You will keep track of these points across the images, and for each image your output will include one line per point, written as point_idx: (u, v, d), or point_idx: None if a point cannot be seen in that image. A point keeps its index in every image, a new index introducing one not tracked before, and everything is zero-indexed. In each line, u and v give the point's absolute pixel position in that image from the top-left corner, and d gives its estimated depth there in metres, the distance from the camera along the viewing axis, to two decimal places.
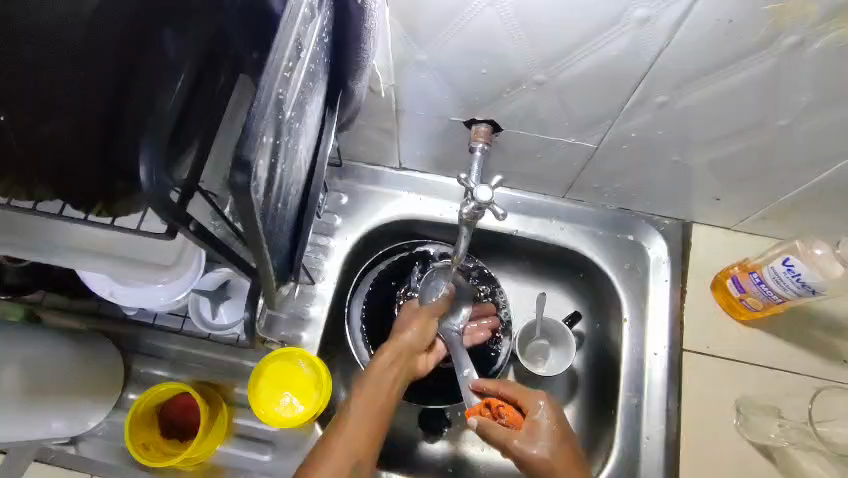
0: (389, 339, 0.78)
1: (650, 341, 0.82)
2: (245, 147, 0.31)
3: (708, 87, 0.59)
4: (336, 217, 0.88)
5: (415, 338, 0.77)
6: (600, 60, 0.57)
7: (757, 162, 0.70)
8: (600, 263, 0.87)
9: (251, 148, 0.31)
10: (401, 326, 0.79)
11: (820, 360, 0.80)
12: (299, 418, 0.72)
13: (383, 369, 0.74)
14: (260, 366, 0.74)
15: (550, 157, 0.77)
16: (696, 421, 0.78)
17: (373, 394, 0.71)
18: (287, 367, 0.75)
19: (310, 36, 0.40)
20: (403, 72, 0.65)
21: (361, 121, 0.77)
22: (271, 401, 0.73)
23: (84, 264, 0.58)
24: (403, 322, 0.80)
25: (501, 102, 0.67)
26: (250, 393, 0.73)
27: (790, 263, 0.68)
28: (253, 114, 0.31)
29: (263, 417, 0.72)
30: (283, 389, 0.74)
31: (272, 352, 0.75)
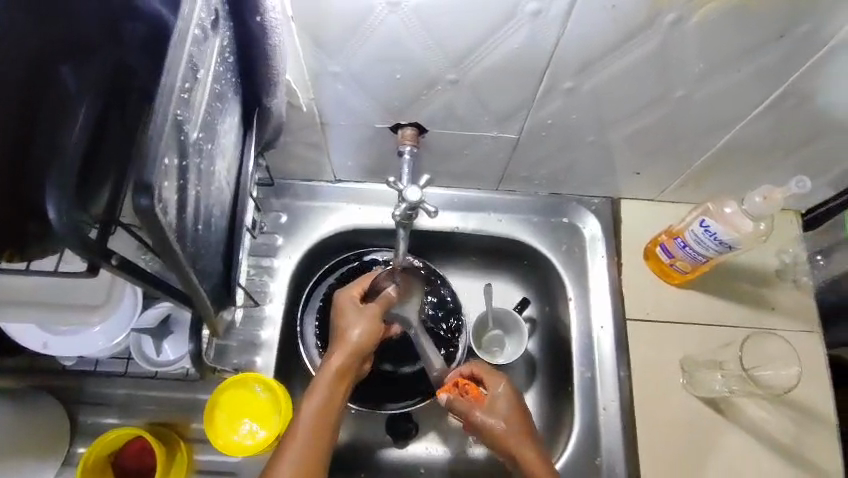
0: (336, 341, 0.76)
1: (595, 315, 0.86)
2: (147, 171, 0.31)
3: (607, 69, 0.63)
4: (277, 236, 0.88)
5: (364, 341, 0.75)
6: (505, 54, 0.60)
7: (665, 134, 0.75)
8: (541, 248, 0.90)
9: (152, 172, 0.31)
10: (348, 325, 0.76)
11: (748, 310, 0.86)
12: (260, 445, 0.71)
13: (333, 377, 0.72)
14: (213, 396, 0.73)
15: (477, 152, 0.80)
16: (647, 384, 0.81)
17: (324, 406, 0.70)
18: (242, 394, 0.74)
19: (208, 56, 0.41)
20: (321, 85, 0.66)
21: (288, 138, 0.77)
22: (229, 430, 0.72)
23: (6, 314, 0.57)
24: (350, 320, 0.77)
25: (420, 104, 0.69)
26: (207, 425, 0.72)
27: (706, 223, 0.73)
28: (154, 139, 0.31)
29: (222, 447, 0.71)
30: (241, 418, 0.73)
31: (225, 381, 0.74)
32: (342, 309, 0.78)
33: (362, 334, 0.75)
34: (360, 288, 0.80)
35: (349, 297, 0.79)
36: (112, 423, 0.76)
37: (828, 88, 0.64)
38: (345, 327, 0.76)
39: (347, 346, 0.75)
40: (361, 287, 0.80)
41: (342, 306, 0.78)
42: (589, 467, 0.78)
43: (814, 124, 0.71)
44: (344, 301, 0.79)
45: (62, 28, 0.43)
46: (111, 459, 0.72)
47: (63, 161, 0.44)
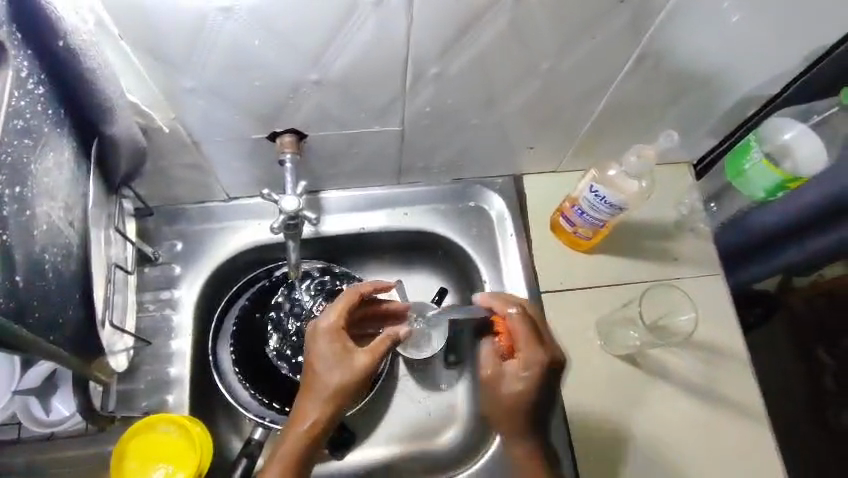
0: (309, 380, 0.69)
1: (511, 292, 0.86)
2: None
3: (468, 50, 0.62)
4: (176, 266, 0.83)
5: (348, 390, 0.68)
6: (360, 47, 0.59)
7: (545, 106, 0.76)
8: (451, 236, 0.90)
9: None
10: (328, 372, 0.68)
11: (654, 264, 0.89)
12: None
13: (311, 427, 0.66)
14: (120, 446, 0.69)
15: (365, 149, 0.78)
16: (569, 352, 0.83)
17: (299, 457, 0.65)
18: (151, 439, 0.69)
19: None
20: (178, 103, 0.62)
21: (161, 162, 0.73)
22: None
23: None
24: (331, 363, 0.68)
25: (291, 109, 0.66)
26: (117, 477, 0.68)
27: (595, 189, 0.75)
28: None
29: None
30: (153, 463, 0.69)
31: (131, 428, 0.69)
32: (317, 350, 0.69)
33: (344, 383, 0.68)
34: (339, 321, 0.72)
35: (327, 333, 0.70)
36: None
37: (683, 43, 0.66)
38: (322, 368, 0.68)
39: (326, 395, 0.67)
40: (340, 322, 0.71)
41: (318, 340, 0.70)
42: None
43: (679, 79, 0.73)
44: (320, 340, 0.70)
45: None
46: None
47: None
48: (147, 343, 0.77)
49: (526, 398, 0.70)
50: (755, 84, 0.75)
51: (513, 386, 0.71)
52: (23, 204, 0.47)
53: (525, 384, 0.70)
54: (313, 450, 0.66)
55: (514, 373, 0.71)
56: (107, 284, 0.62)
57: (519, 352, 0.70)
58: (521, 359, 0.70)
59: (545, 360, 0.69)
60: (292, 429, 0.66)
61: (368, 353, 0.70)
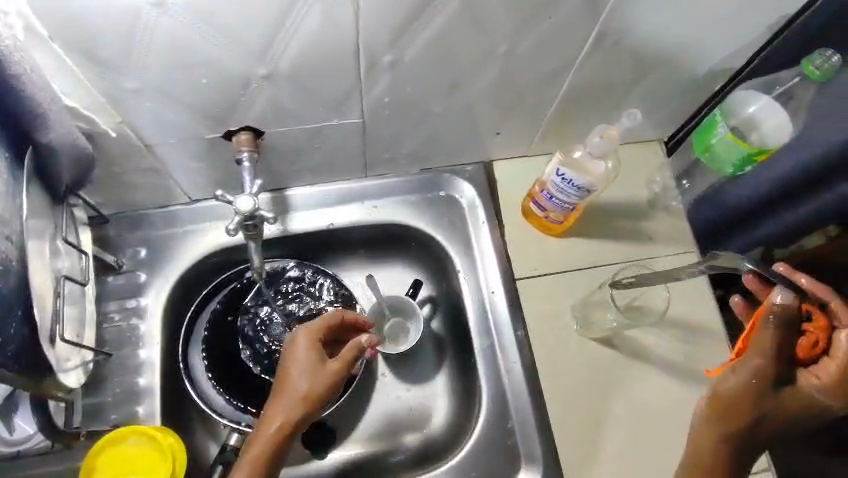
0: (281, 386, 0.69)
1: (486, 281, 0.86)
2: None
3: (420, 36, 0.61)
4: (140, 272, 0.81)
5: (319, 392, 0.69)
6: (307, 37, 0.56)
7: (508, 90, 0.74)
8: (423, 227, 0.89)
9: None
10: (301, 376, 0.69)
11: (627, 244, 0.88)
12: None
13: (278, 430, 0.66)
14: (87, 462, 0.67)
15: (327, 143, 0.76)
16: (546, 338, 0.82)
17: (263, 459, 0.65)
18: (119, 453, 0.68)
19: None
20: (122, 105, 0.60)
21: (114, 167, 0.70)
22: None
23: None
24: (304, 368, 0.70)
25: (244, 106, 0.64)
26: None
27: (562, 172, 0.74)
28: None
29: None
30: (123, 476, 0.67)
31: (97, 443, 0.68)
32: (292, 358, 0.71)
33: (315, 389, 0.69)
34: (318, 329, 0.73)
35: (302, 344, 0.71)
36: None
37: (641, 19, 0.65)
38: (295, 372, 0.69)
39: (293, 399, 0.68)
40: (316, 331, 0.73)
41: (294, 347, 0.71)
42: (504, 433, 0.78)
43: (641, 57, 0.72)
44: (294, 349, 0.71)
45: None
46: None
47: None
48: (106, 356, 0.75)
49: (776, 409, 0.55)
50: (718, 58, 0.75)
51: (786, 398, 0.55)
52: None
53: (755, 358, 0.55)
54: (279, 454, 0.66)
55: (807, 375, 0.56)
56: (58, 298, 0.60)
57: (836, 349, 0.55)
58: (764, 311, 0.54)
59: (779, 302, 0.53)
60: (261, 431, 0.66)
61: (340, 361, 0.71)
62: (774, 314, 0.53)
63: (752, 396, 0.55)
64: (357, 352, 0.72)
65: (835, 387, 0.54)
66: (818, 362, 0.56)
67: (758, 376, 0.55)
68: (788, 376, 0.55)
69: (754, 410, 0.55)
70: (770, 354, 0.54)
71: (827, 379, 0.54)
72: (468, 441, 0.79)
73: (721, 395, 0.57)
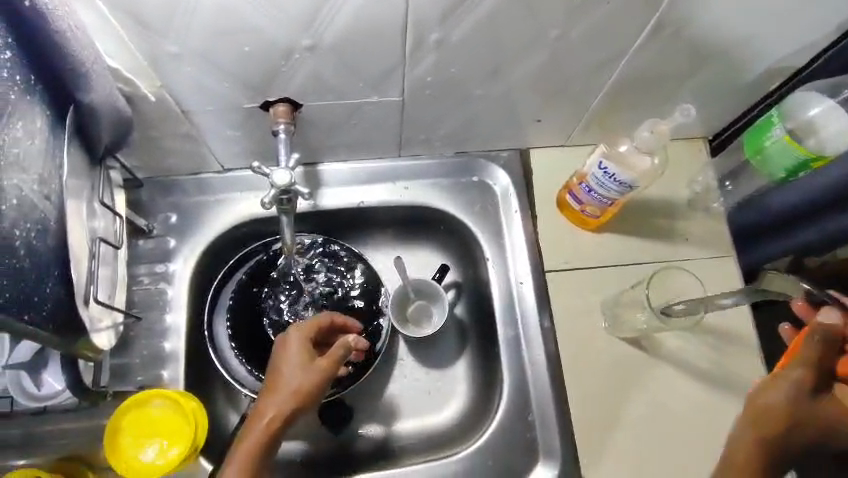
0: (272, 383, 0.70)
1: (515, 270, 0.84)
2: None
3: (471, 15, 0.58)
4: (170, 238, 0.81)
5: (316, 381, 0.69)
6: (355, 9, 0.54)
7: (555, 76, 0.71)
8: (453, 212, 0.87)
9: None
10: (290, 373, 0.69)
11: (663, 243, 0.86)
12: (171, 464, 0.67)
13: (267, 423, 0.65)
14: (113, 421, 0.68)
15: (364, 120, 0.74)
16: (573, 334, 0.80)
17: (252, 452, 0.64)
18: (145, 415, 0.69)
19: None
20: (164, 68, 0.59)
21: (150, 132, 0.70)
22: (136, 454, 0.68)
23: None
24: (293, 365, 0.70)
25: (284, 77, 0.63)
26: (110, 452, 0.67)
27: (604, 165, 0.71)
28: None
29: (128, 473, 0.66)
30: (147, 438, 0.68)
31: (123, 403, 0.69)
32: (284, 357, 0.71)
33: (302, 383, 0.68)
34: (307, 331, 0.73)
35: (289, 347, 0.72)
36: (10, 463, 0.71)
37: (706, 9, 0.61)
38: (284, 369, 0.70)
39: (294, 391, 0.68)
40: (306, 332, 0.73)
41: (283, 346, 0.72)
42: (524, 426, 0.78)
43: (699, 49, 0.68)
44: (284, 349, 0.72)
45: None
46: None
47: None
48: (136, 319, 0.76)
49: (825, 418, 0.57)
50: (781, 55, 0.70)
51: (827, 402, 0.58)
52: None
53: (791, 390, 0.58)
54: (268, 449, 0.65)
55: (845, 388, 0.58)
56: (91, 258, 0.61)
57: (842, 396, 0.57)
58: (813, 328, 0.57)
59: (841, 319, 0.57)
60: (250, 425, 0.66)
61: (327, 358, 0.71)
62: (824, 332, 0.56)
63: (792, 410, 0.57)
64: (344, 349, 0.72)
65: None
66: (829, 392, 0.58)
67: (799, 386, 0.58)
68: (825, 383, 0.58)
69: (787, 421, 0.58)
70: (813, 367, 0.57)
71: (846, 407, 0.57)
72: (486, 431, 0.78)
73: (759, 404, 0.59)
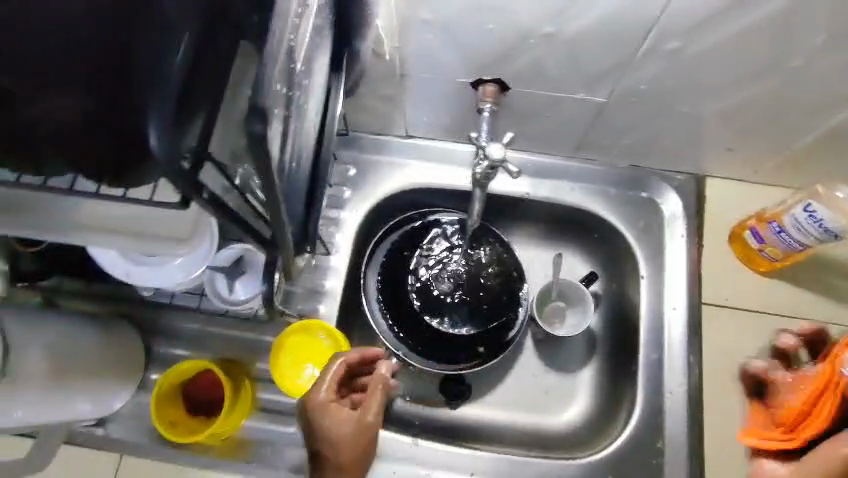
0: (330, 432, 0.64)
1: (669, 296, 0.81)
2: (261, 93, 0.29)
3: (722, 28, 0.57)
4: (346, 189, 0.87)
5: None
6: (612, 4, 0.56)
7: (775, 106, 0.68)
8: (615, 223, 0.85)
9: (264, 92, 0.30)
10: (346, 419, 0.65)
11: (836, 304, 0.80)
12: None
13: (352, 462, 0.65)
14: (278, 340, 0.75)
15: (560, 115, 0.75)
16: (718, 373, 0.79)
17: None
18: (307, 340, 0.75)
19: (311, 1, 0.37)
20: (407, 33, 0.63)
21: (364, 89, 0.75)
22: (294, 374, 0.74)
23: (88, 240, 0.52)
24: (343, 411, 0.65)
25: (509, 60, 0.65)
26: (273, 367, 0.74)
27: (812, 209, 0.69)
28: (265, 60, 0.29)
29: (286, 389, 0.73)
30: (305, 361, 0.75)
31: (289, 326, 0.75)
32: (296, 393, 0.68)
33: (365, 425, 0.65)
34: (332, 384, 0.67)
35: (314, 385, 0.68)
36: (182, 354, 0.80)
37: None
38: (339, 416, 0.65)
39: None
40: (328, 388, 0.67)
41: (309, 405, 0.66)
42: (649, 451, 0.77)
43: None
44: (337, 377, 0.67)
45: None
46: (181, 387, 0.75)
47: (161, 87, 0.39)
48: (326, 253, 0.84)
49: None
50: None
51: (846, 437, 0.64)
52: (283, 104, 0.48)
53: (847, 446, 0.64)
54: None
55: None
56: None
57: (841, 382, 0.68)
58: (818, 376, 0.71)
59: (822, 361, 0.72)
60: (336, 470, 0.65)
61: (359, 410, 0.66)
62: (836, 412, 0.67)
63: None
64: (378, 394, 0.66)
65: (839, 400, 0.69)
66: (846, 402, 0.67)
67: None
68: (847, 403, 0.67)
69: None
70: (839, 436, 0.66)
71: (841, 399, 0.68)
72: (612, 444, 0.78)
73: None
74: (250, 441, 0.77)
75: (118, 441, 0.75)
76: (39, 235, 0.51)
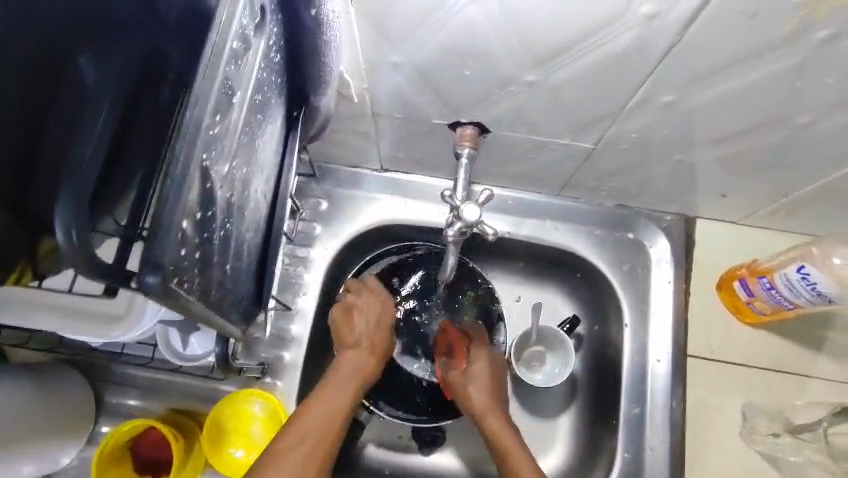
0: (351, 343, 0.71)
1: (653, 346, 0.78)
2: (157, 247, 0.27)
3: (717, 87, 0.52)
4: (316, 224, 0.81)
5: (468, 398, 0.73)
6: (600, 57, 0.50)
7: (773, 161, 0.64)
8: (599, 265, 0.81)
9: (163, 242, 0.27)
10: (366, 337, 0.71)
11: (823, 359, 0.77)
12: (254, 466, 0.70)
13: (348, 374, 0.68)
14: (221, 406, 0.71)
15: (544, 157, 0.70)
16: (699, 429, 0.76)
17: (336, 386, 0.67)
18: (241, 409, 0.71)
19: (242, 91, 0.32)
20: (378, 75, 0.57)
21: (334, 124, 0.69)
22: (241, 439, 0.71)
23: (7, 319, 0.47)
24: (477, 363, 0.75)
25: (489, 104, 0.60)
26: (223, 428, 0.71)
27: (805, 271, 0.64)
28: (167, 200, 0.27)
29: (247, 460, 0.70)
30: (246, 435, 0.71)
31: (223, 400, 0.71)
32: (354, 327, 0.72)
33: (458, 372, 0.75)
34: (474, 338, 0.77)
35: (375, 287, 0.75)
36: (135, 404, 0.74)
37: None
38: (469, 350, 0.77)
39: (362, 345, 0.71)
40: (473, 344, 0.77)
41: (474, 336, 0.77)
42: None
43: None
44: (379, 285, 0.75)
45: (142, 39, 0.41)
46: (129, 443, 0.70)
47: (75, 173, 0.37)
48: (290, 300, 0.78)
49: None
50: None
51: None
52: (250, 198, 0.40)
53: None
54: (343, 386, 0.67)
55: (780, 313, 0.74)
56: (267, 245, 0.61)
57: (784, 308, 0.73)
58: (783, 313, 0.73)
59: (783, 312, 0.73)
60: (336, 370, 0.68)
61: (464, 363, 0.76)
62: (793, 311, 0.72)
63: None
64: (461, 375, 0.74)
65: (776, 313, 0.74)
66: (783, 313, 0.73)
67: None
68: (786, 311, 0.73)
69: None
70: None
71: (784, 312, 0.73)
72: None
73: None
74: None
75: None
76: None
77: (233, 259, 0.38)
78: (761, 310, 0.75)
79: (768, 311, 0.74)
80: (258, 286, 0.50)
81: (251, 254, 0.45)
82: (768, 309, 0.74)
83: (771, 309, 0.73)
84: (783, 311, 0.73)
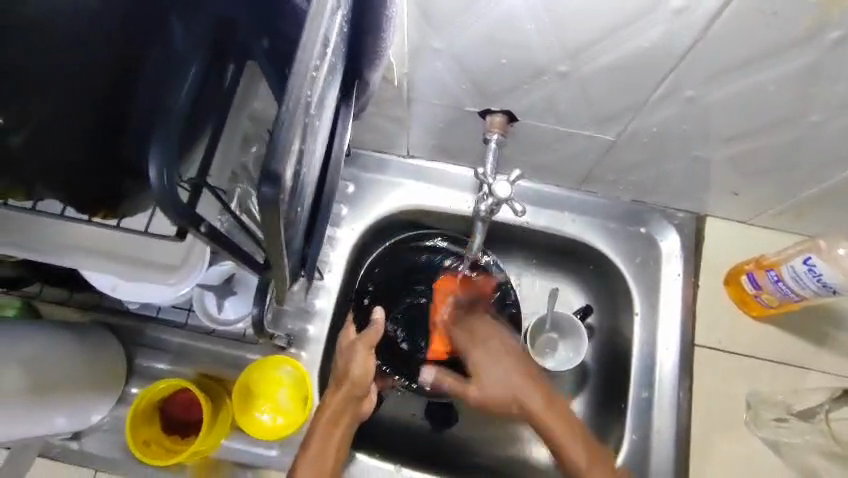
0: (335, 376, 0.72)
1: (662, 336, 0.81)
2: (275, 163, 0.30)
3: (735, 84, 0.57)
4: (342, 207, 0.85)
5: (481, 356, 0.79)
6: (628, 51, 0.54)
7: (783, 158, 0.68)
8: (611, 257, 0.84)
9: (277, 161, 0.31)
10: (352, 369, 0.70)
11: (825, 353, 0.81)
12: (277, 430, 0.72)
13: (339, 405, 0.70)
14: (249, 372, 0.75)
15: (567, 148, 0.74)
16: (704, 415, 0.79)
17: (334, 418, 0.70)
18: (268, 375, 0.75)
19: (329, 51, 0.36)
20: (420, 60, 0.61)
21: (370, 109, 0.73)
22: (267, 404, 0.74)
23: (73, 262, 0.51)
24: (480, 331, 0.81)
25: (520, 93, 0.64)
26: (250, 392, 0.74)
27: (811, 262, 0.68)
28: (281, 128, 0.30)
29: (270, 424, 0.73)
30: (271, 401, 0.74)
31: (251, 367, 0.75)
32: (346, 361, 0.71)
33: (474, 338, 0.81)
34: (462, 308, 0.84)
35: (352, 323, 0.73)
36: (163, 368, 0.78)
37: None
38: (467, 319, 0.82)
39: (348, 386, 0.70)
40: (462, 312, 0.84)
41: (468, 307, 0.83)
42: None
43: None
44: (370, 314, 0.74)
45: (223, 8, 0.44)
46: (159, 404, 0.73)
47: (166, 122, 0.40)
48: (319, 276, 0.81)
49: None
50: None
51: None
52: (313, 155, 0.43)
53: None
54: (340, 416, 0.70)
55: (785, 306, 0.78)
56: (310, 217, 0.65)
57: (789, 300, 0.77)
58: (788, 306, 0.77)
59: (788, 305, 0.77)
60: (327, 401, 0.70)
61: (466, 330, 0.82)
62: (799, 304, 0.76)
63: None
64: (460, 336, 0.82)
65: (782, 306, 0.78)
66: (788, 306, 0.77)
67: None
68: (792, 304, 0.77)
69: None
70: None
71: (790, 305, 0.77)
72: None
73: None
74: (227, 462, 0.75)
75: (89, 455, 0.75)
76: (29, 253, 0.50)
77: (297, 207, 0.42)
78: (767, 303, 0.79)
79: (774, 304, 0.78)
80: (304, 245, 0.53)
81: (306, 211, 0.48)
82: (774, 302, 0.78)
83: (777, 301, 0.77)
84: (790, 303, 0.77)
